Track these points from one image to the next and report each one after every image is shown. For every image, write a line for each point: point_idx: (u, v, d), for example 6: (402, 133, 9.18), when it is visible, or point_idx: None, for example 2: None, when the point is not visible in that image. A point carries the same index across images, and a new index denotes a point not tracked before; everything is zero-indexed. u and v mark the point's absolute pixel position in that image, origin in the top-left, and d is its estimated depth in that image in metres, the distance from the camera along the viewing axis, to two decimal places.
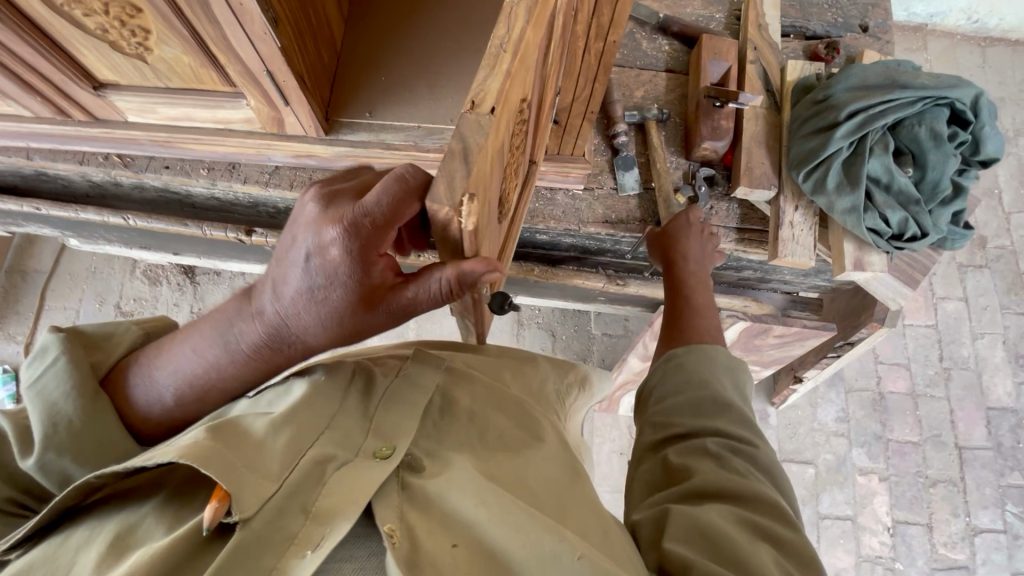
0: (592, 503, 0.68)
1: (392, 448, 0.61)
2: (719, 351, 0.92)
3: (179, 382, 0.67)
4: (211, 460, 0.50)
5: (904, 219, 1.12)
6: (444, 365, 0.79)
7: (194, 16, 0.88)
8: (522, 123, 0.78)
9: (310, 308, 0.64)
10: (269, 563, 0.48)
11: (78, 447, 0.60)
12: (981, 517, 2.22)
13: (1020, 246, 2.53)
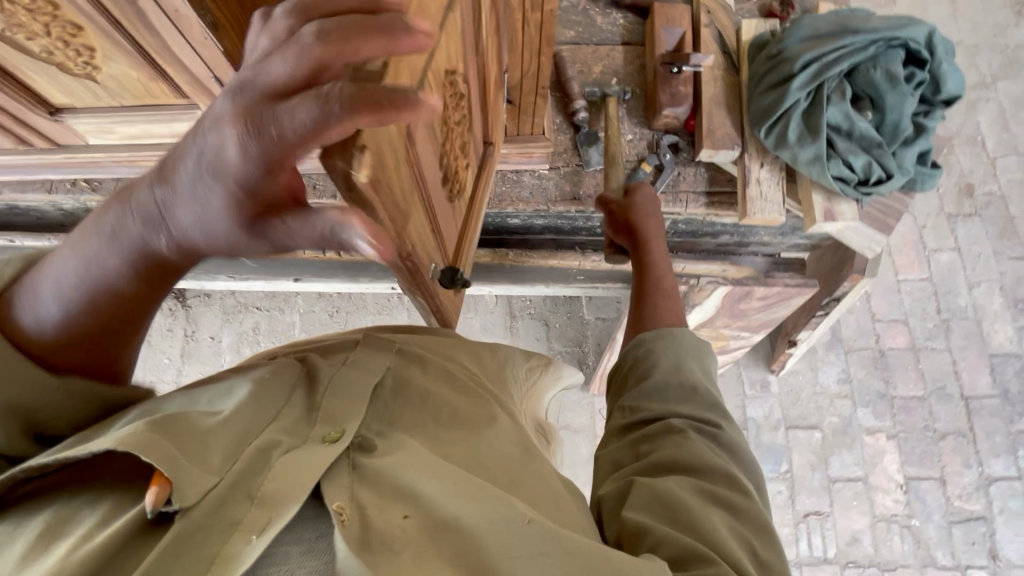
0: (546, 481, 0.71)
1: (341, 432, 0.61)
2: (683, 331, 0.92)
3: (62, 293, 0.60)
4: (153, 447, 0.51)
5: (868, 163, 1.12)
6: (395, 348, 0.80)
7: (134, 29, 0.89)
8: (459, 96, 0.82)
9: (195, 209, 0.53)
10: (211, 551, 0.48)
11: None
12: (994, 466, 2.20)
13: (1007, 191, 2.50)
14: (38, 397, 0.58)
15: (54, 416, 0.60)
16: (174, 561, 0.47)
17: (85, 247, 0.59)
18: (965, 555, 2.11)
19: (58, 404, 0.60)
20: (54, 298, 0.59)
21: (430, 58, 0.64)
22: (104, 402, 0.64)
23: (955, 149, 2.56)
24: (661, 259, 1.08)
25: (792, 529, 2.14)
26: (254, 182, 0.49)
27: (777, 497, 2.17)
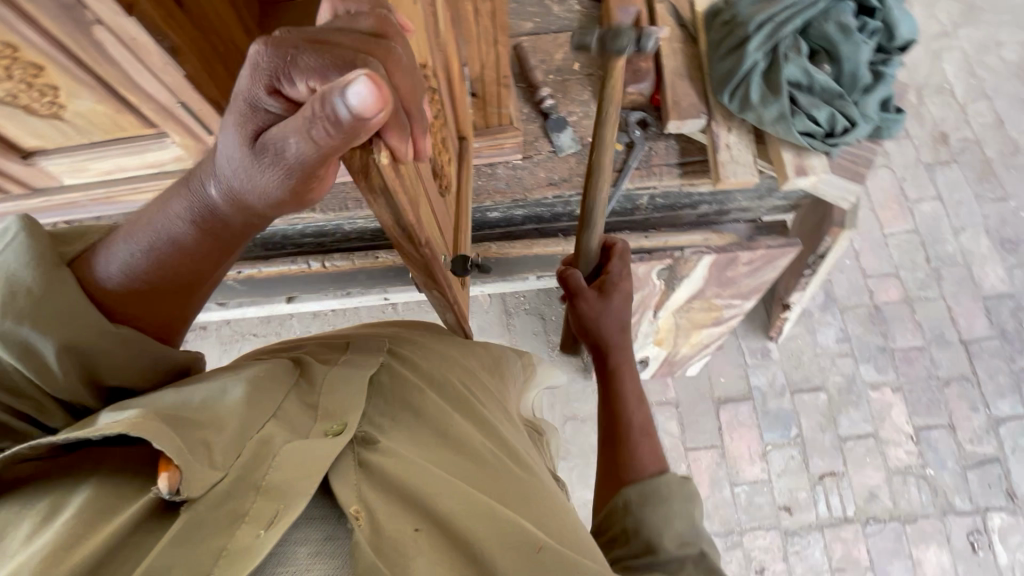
0: (542, 494, 0.74)
1: (342, 425, 0.65)
2: (669, 477, 0.89)
3: (147, 243, 0.69)
4: (161, 435, 0.54)
5: (831, 115, 1.14)
6: (385, 348, 0.86)
7: (94, 63, 0.90)
8: (433, 91, 0.85)
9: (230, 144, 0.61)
10: (220, 542, 0.50)
11: (44, 315, 0.61)
12: (1001, 406, 2.21)
13: (981, 135, 2.53)
14: (96, 342, 0.63)
15: (110, 367, 0.65)
16: (185, 547, 0.49)
17: (170, 202, 0.70)
18: (982, 498, 2.11)
19: (114, 355, 0.65)
20: (136, 249, 0.69)
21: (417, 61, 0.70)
22: (159, 357, 0.69)
23: (925, 99, 2.58)
24: (633, 391, 1.05)
25: (809, 493, 2.13)
26: (270, 102, 0.57)
27: (791, 462, 2.17)
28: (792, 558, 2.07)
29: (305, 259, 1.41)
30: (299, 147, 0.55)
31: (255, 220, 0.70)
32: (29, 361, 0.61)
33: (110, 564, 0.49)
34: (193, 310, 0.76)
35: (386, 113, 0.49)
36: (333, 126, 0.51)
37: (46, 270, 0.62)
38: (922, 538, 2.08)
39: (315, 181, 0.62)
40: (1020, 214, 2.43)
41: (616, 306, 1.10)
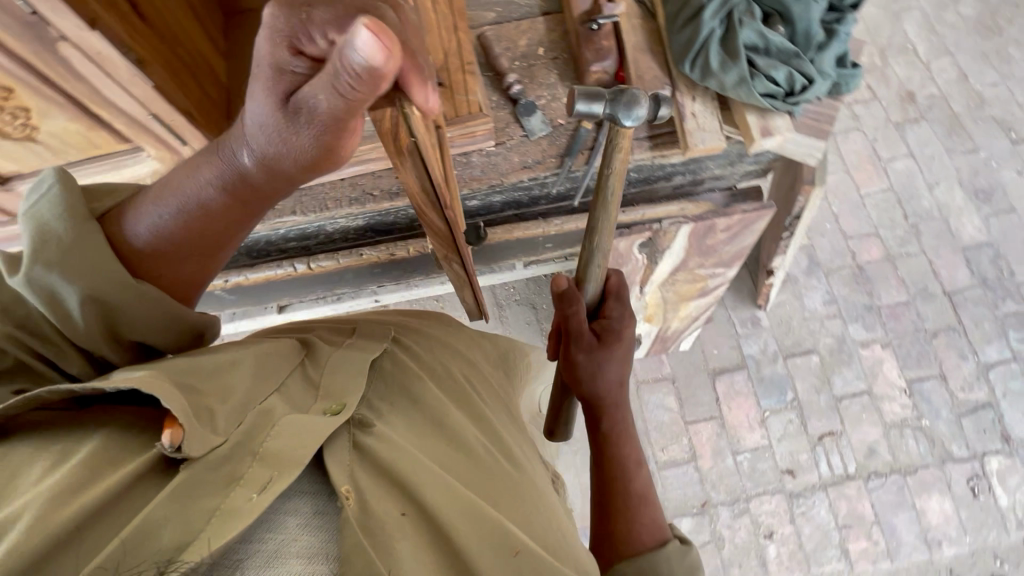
0: (535, 496, 0.76)
1: (342, 405, 0.68)
2: (670, 550, 0.86)
3: (176, 205, 0.74)
4: (170, 394, 0.56)
5: (789, 74, 1.20)
6: (389, 336, 0.90)
7: (63, 81, 0.91)
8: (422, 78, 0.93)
9: (256, 107, 0.67)
10: (213, 502, 0.52)
11: (70, 266, 0.65)
12: (988, 352, 2.26)
13: (947, 90, 2.58)
14: (117, 294, 0.67)
15: (129, 321, 0.69)
16: (179, 502, 0.51)
17: (199, 168, 0.75)
18: (979, 443, 2.15)
19: (133, 310, 0.69)
20: (165, 210, 0.74)
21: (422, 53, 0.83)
22: (175, 317, 0.72)
23: (889, 61, 2.62)
24: (633, 455, 0.98)
25: (810, 454, 2.16)
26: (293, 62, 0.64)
27: (790, 426, 2.19)
28: (799, 520, 2.09)
29: (291, 262, 1.43)
30: (323, 101, 0.62)
31: (279, 184, 0.76)
32: (54, 309, 0.65)
33: (113, 509, 0.52)
34: (213, 270, 0.82)
35: (396, 63, 0.57)
36: (353, 80, 0.58)
37: (77, 221, 0.68)
38: (924, 488, 2.12)
39: (342, 140, 0.68)
40: (990, 164, 2.48)
41: (617, 354, 1.02)
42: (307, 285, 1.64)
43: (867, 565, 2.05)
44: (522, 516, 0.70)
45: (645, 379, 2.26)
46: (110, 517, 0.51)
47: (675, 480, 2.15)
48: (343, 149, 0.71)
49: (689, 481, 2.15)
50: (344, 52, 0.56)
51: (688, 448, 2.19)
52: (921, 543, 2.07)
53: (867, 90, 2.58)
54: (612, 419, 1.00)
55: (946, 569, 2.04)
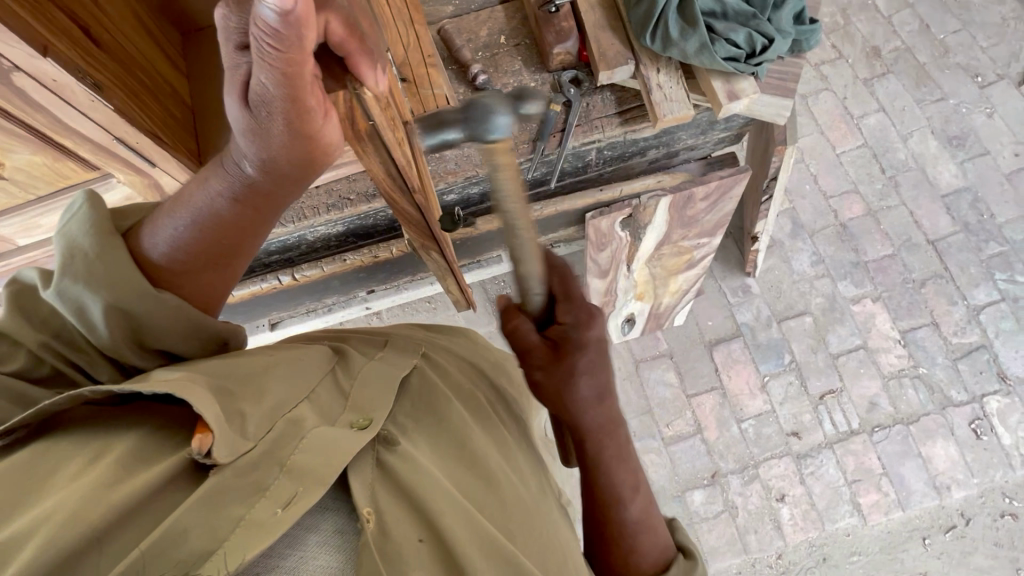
0: (550, 522, 0.74)
1: (369, 419, 0.67)
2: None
3: (191, 218, 0.73)
4: (201, 400, 0.57)
5: (749, 35, 1.21)
6: (420, 351, 0.88)
7: (19, 111, 0.90)
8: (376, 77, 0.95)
9: (244, 108, 0.66)
10: (238, 513, 0.52)
11: (95, 276, 0.64)
12: (977, 295, 2.28)
13: (911, 42, 2.60)
14: (138, 303, 0.65)
15: (152, 331, 0.67)
16: (205, 508, 0.51)
17: (207, 180, 0.74)
18: (977, 385, 2.18)
19: (156, 321, 0.67)
20: (181, 223, 0.72)
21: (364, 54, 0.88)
22: (200, 324, 0.71)
23: (851, 18, 2.63)
24: (624, 471, 0.86)
25: (813, 414, 2.17)
26: (243, 59, 0.61)
27: (790, 389, 2.21)
28: (809, 480, 2.11)
29: (276, 275, 1.44)
30: (267, 83, 0.61)
31: (287, 185, 0.77)
32: (79, 318, 0.64)
33: (145, 511, 0.51)
34: (232, 279, 0.80)
35: (313, 26, 0.56)
36: (272, 44, 0.56)
37: (101, 236, 0.65)
38: (928, 435, 2.14)
39: (312, 120, 0.68)
40: (961, 110, 2.50)
41: (589, 362, 0.79)
42: (295, 297, 1.64)
43: (880, 517, 2.06)
44: (538, 548, 0.68)
45: (643, 357, 2.27)
46: (144, 516, 0.51)
47: (683, 454, 2.16)
48: (321, 131, 0.71)
49: (697, 453, 2.16)
50: (257, 17, 0.54)
51: (693, 420, 2.20)
52: (931, 490, 2.09)
53: (832, 49, 2.59)
54: (598, 440, 0.84)
55: (957, 512, 2.06)
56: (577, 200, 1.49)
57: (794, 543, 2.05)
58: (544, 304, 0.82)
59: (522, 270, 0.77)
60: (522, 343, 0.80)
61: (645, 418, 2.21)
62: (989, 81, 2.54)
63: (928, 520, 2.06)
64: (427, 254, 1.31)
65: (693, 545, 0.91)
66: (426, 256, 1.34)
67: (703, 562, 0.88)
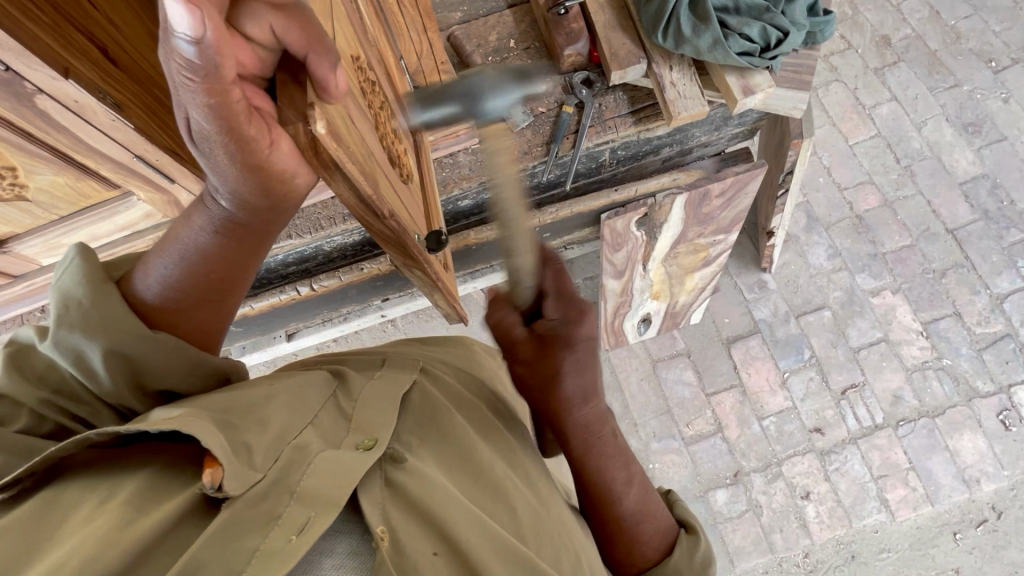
0: (564, 526, 0.74)
1: (374, 439, 0.66)
2: (677, 556, 0.86)
3: (179, 256, 0.70)
4: (205, 434, 0.56)
5: (763, 28, 1.20)
6: (419, 366, 0.86)
7: (41, 131, 0.92)
8: (371, 81, 0.93)
9: (199, 148, 0.60)
10: (252, 543, 0.51)
11: (92, 322, 0.63)
12: (1000, 284, 2.24)
13: (921, 29, 2.56)
14: (135, 345, 0.65)
15: (154, 371, 0.66)
16: (219, 541, 0.50)
17: (190, 217, 0.71)
18: (1003, 375, 2.14)
19: (160, 357, 0.66)
20: (169, 261, 0.70)
21: (358, 60, 0.86)
22: (199, 361, 0.70)
23: (859, 8, 2.60)
24: (619, 461, 0.87)
25: (835, 410, 2.14)
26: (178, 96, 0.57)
27: (811, 384, 2.18)
28: (835, 476, 2.08)
29: (294, 286, 1.44)
30: (201, 119, 0.56)
31: (267, 217, 0.71)
32: (80, 367, 0.64)
33: (159, 550, 0.50)
34: (229, 315, 0.77)
35: (230, 55, 0.52)
36: (192, 78, 0.52)
37: (94, 284, 0.64)
38: (955, 428, 2.10)
39: (257, 152, 0.61)
40: (975, 96, 2.47)
41: (577, 361, 0.79)
42: (311, 308, 1.64)
43: (908, 512, 2.03)
44: (551, 551, 0.69)
45: (660, 357, 2.25)
46: (163, 550, 0.50)
47: (705, 454, 2.14)
48: (274, 163, 0.63)
49: (719, 453, 2.13)
50: (173, 51, 0.50)
51: (713, 419, 2.17)
52: (960, 483, 2.05)
53: (841, 40, 2.56)
54: (583, 443, 0.84)
55: (988, 506, 2.02)
56: (589, 199, 1.48)
57: (821, 541, 2.01)
58: (532, 298, 0.80)
59: (511, 266, 0.75)
60: (508, 336, 0.79)
61: (665, 418, 2.19)
62: (1003, 66, 2.50)
63: (958, 514, 2.02)
64: (413, 274, 1.07)
65: (694, 519, 0.94)
66: (407, 271, 1.06)
67: (705, 535, 0.92)
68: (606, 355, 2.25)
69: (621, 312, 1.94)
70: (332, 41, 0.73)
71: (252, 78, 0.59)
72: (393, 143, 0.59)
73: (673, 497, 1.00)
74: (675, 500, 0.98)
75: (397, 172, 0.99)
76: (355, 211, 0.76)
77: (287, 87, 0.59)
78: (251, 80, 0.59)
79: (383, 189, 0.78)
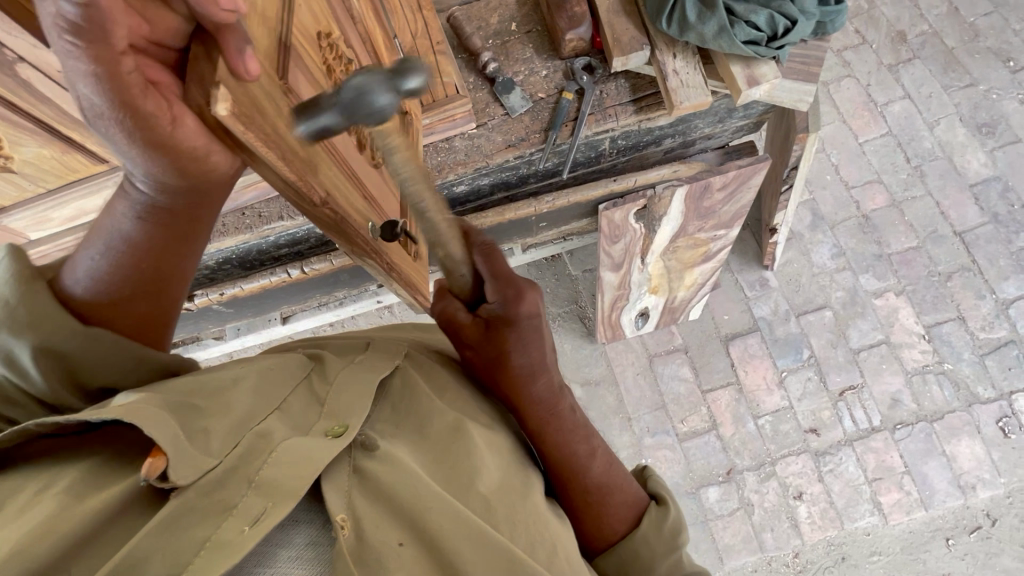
0: (543, 513, 0.71)
1: (343, 427, 0.65)
2: (645, 528, 0.85)
3: (105, 245, 0.67)
4: (155, 420, 0.53)
5: (770, 17, 1.17)
6: (403, 352, 0.84)
7: (25, 102, 0.90)
8: (344, 60, 0.91)
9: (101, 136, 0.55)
10: (200, 534, 0.50)
11: (19, 321, 0.61)
12: (1006, 289, 2.20)
13: (939, 26, 2.50)
14: (69, 342, 0.63)
15: (95, 367, 0.65)
16: (166, 533, 0.49)
17: (114, 204, 0.67)
18: (1005, 382, 2.10)
19: (98, 352, 0.65)
20: (96, 253, 0.67)
21: (328, 36, 0.84)
22: (143, 356, 0.68)
23: (876, 2, 2.54)
24: (580, 437, 0.87)
25: (832, 411, 2.12)
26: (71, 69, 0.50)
27: (809, 384, 2.15)
28: (828, 478, 2.06)
29: (285, 269, 1.43)
30: (93, 95, 0.52)
31: (195, 199, 0.67)
32: (12, 368, 0.62)
33: (91, 544, 0.49)
34: (175, 302, 0.74)
35: (120, 19, 0.50)
36: (77, 42, 0.48)
37: (22, 284, 0.62)
38: (953, 433, 2.07)
39: (160, 131, 0.56)
40: (991, 96, 2.41)
41: (521, 339, 0.80)
42: (303, 291, 1.63)
43: (902, 516, 2.01)
44: (526, 540, 0.66)
45: (657, 353, 2.23)
46: (102, 543, 0.49)
47: (699, 450, 2.12)
48: (182, 142, 0.58)
49: (713, 450, 2.12)
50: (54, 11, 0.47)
51: (708, 416, 2.16)
52: (955, 489, 2.03)
53: (855, 35, 2.50)
54: (539, 420, 0.85)
55: (983, 512, 1.99)
56: (587, 189, 1.44)
57: (812, 542, 2.00)
58: (471, 284, 0.81)
59: (441, 254, 0.74)
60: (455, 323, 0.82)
61: (659, 413, 2.17)
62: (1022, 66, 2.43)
63: (952, 520, 2.00)
64: (365, 264, 0.99)
65: (666, 490, 0.93)
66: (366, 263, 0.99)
67: (676, 505, 0.90)
68: (603, 348, 2.24)
69: (618, 305, 1.91)
70: (292, 13, 0.71)
71: (148, 50, 0.55)
72: (316, 130, 0.56)
73: (647, 473, 0.98)
74: (649, 475, 0.97)
75: (366, 155, 0.97)
76: (288, 198, 0.72)
77: (198, 61, 0.55)
78: (146, 52, 0.55)
79: (321, 173, 0.75)
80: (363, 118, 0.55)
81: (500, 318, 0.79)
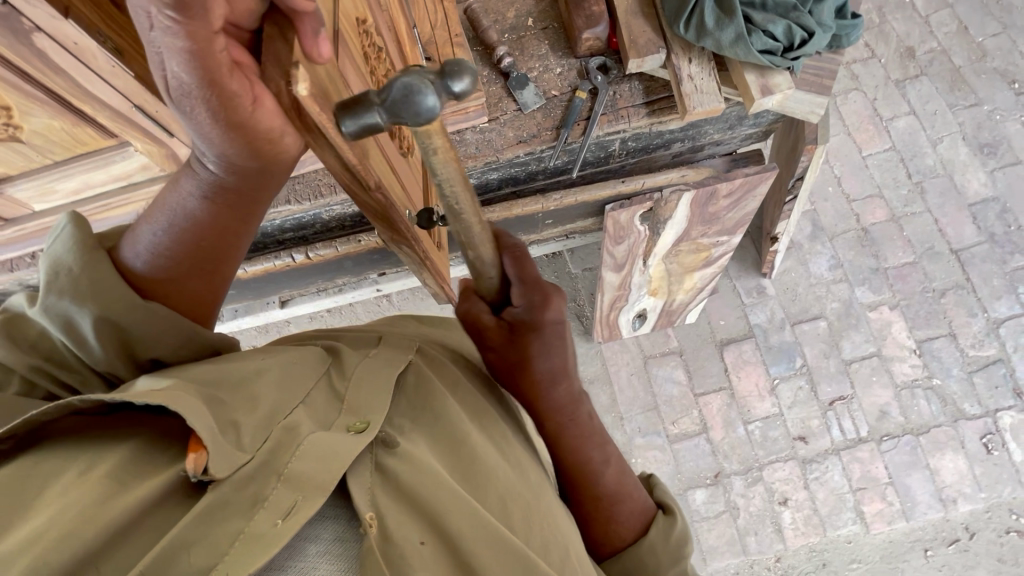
0: (555, 516, 0.71)
1: (365, 422, 0.65)
2: (653, 538, 0.85)
3: (168, 221, 0.68)
4: (189, 410, 0.55)
5: (788, 27, 1.18)
6: (415, 347, 0.85)
7: (38, 73, 0.89)
8: (377, 48, 0.90)
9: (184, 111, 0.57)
10: (235, 527, 0.51)
11: (82, 289, 0.62)
12: (998, 308, 2.23)
13: (947, 44, 2.51)
14: (129, 313, 0.64)
15: (146, 340, 0.65)
16: (203, 526, 0.50)
17: (181, 181, 0.68)
18: (991, 400, 2.14)
19: (146, 328, 0.65)
20: (157, 228, 0.67)
21: (364, 23, 0.84)
22: (193, 336, 0.68)
23: (886, 17, 2.55)
24: (594, 441, 0.89)
25: (821, 420, 2.15)
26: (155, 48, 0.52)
27: (800, 393, 2.18)
28: (814, 485, 2.09)
29: (289, 253, 1.43)
30: (182, 72, 0.53)
31: (258, 181, 0.67)
32: (71, 335, 0.63)
33: (130, 534, 0.49)
34: (224, 285, 0.74)
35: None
36: (177, 17, 0.50)
37: (86, 253, 0.64)
38: (937, 447, 2.11)
39: (240, 111, 0.57)
40: (995, 116, 2.43)
41: (544, 344, 0.82)
42: (305, 276, 1.63)
43: (883, 526, 2.04)
44: (540, 543, 0.66)
45: (652, 354, 2.25)
46: (145, 530, 0.50)
47: (688, 453, 2.15)
48: (258, 122, 0.59)
49: (701, 453, 2.14)
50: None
51: (699, 419, 2.18)
52: (936, 502, 2.06)
53: (865, 48, 2.52)
54: (558, 422, 0.87)
55: (962, 525, 2.04)
56: (593, 189, 1.45)
57: (794, 548, 2.03)
58: (498, 286, 0.81)
59: (473, 257, 0.74)
60: (479, 323, 0.82)
61: (651, 414, 2.19)
62: None
63: (931, 532, 2.04)
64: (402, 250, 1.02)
65: (672, 501, 0.93)
66: (399, 248, 1.03)
67: (682, 515, 0.91)
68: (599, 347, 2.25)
69: (616, 305, 1.92)
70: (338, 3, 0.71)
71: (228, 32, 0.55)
72: (362, 127, 0.54)
73: (653, 482, 0.99)
74: (655, 483, 0.97)
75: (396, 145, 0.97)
76: (344, 180, 0.71)
77: (272, 40, 0.52)
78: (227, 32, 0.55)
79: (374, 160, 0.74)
80: (404, 116, 0.51)
81: (528, 322, 0.81)
